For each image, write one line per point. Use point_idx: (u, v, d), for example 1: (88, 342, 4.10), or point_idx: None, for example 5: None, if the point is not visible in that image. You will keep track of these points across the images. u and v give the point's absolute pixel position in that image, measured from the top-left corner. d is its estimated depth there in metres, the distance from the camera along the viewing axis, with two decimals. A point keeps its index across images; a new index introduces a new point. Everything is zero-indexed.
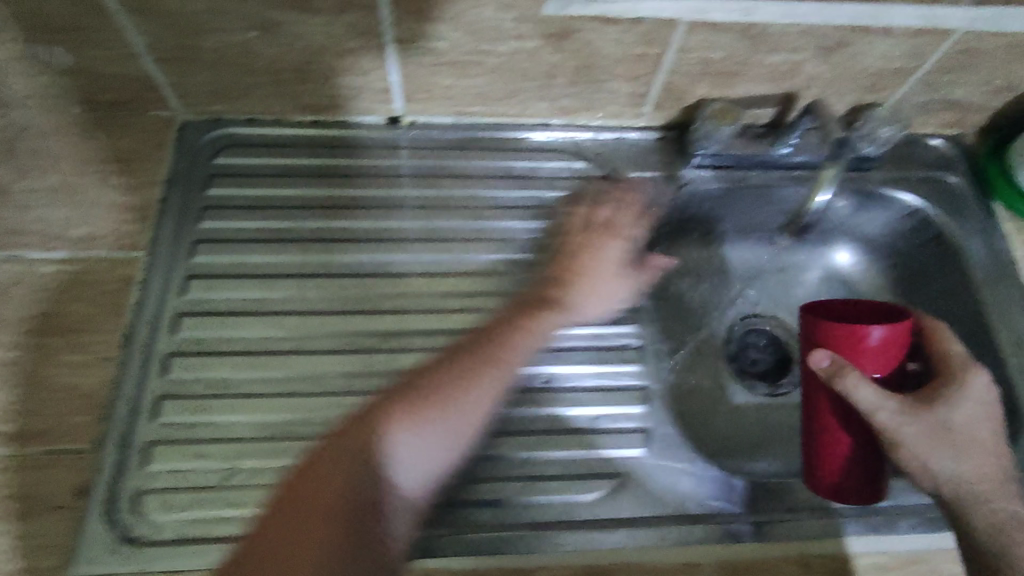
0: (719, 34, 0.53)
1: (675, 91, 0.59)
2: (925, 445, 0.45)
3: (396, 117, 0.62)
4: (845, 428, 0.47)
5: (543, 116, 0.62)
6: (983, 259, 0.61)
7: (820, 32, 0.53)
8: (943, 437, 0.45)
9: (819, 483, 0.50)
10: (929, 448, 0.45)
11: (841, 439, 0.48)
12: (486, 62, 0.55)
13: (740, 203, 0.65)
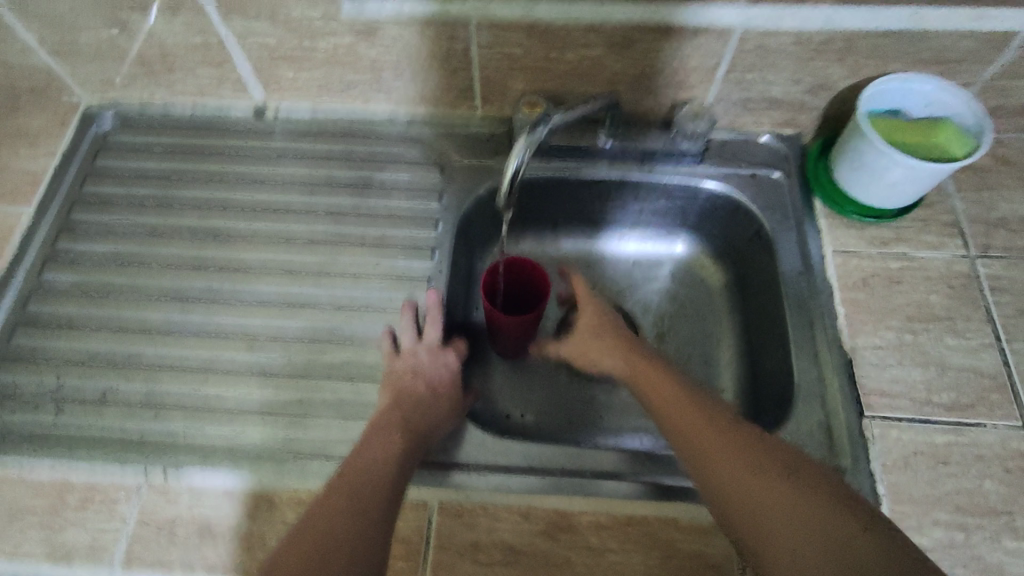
0: (510, 30, 0.58)
1: (491, 87, 0.65)
2: (587, 352, 0.61)
3: (262, 106, 0.71)
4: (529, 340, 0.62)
5: (385, 104, 0.69)
6: (791, 251, 0.62)
7: (575, 30, 0.58)
8: (593, 339, 0.61)
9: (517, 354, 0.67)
10: (592, 350, 0.61)
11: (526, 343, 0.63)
12: (317, 56, 0.63)
13: (572, 195, 0.69)
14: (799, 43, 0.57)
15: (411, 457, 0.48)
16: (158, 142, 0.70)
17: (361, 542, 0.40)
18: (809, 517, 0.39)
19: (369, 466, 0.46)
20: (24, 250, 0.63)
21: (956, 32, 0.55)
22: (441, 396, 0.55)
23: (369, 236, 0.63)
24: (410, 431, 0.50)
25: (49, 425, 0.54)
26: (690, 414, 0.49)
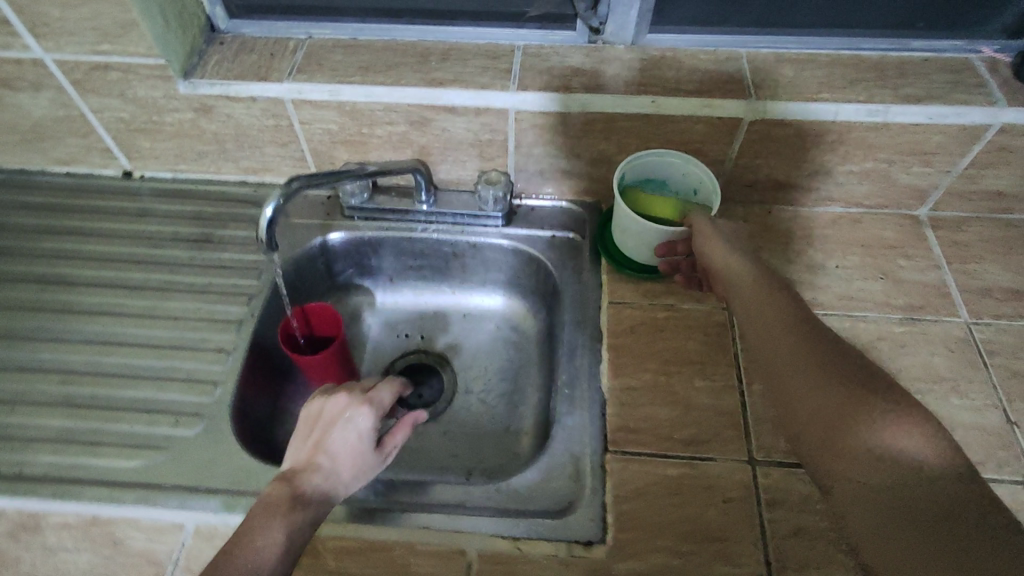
0: (322, 110, 0.68)
1: (321, 157, 0.74)
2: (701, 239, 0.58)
3: (128, 171, 0.79)
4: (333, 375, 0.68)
5: (234, 171, 0.78)
6: (574, 304, 0.69)
7: (378, 111, 0.68)
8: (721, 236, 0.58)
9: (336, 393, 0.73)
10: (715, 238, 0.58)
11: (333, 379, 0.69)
12: (165, 129, 0.72)
13: (396, 252, 0.77)
14: (568, 124, 0.67)
15: (297, 532, 0.45)
16: (28, 201, 0.78)
17: None
18: (837, 408, 0.40)
19: (259, 551, 0.43)
20: None
21: (691, 117, 0.65)
22: (354, 452, 0.52)
23: (198, 284, 0.70)
24: (306, 500, 0.47)
25: None
26: (773, 317, 0.48)
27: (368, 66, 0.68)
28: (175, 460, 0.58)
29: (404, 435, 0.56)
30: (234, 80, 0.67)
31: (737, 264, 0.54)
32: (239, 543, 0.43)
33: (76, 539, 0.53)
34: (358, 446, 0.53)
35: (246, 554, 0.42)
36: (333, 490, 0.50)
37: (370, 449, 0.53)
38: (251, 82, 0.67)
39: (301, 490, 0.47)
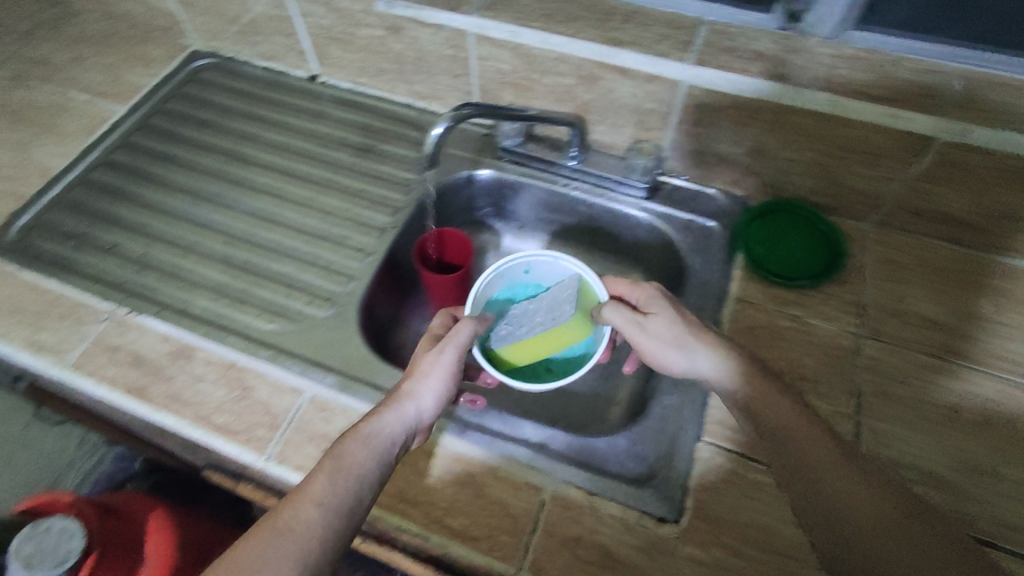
0: (499, 49, 0.71)
1: (486, 95, 0.77)
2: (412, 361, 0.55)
3: (315, 76, 0.87)
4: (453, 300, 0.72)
5: (406, 93, 0.83)
6: (699, 290, 0.68)
7: (551, 60, 0.69)
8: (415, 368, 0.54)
9: None
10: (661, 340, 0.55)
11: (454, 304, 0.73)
12: (357, 42, 0.79)
13: (533, 200, 0.79)
14: (737, 107, 0.65)
15: (355, 476, 0.45)
16: (231, 84, 0.88)
17: (301, 542, 0.40)
18: (880, 510, 0.41)
19: (313, 504, 0.42)
20: (108, 137, 0.82)
21: (876, 125, 0.60)
22: (430, 380, 0.52)
23: (353, 186, 0.77)
24: (359, 446, 0.46)
25: (67, 257, 0.71)
26: (812, 446, 0.45)
27: (552, 14, 0.69)
28: (304, 333, 0.65)
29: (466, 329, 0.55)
30: (427, 6, 0.71)
31: (738, 389, 0.51)
32: (315, 470, 0.44)
33: (214, 375, 0.62)
34: (431, 375, 0.52)
35: (335, 477, 0.44)
36: (402, 420, 0.50)
37: (446, 371, 0.53)
38: (442, 11, 0.70)
39: (359, 441, 0.46)
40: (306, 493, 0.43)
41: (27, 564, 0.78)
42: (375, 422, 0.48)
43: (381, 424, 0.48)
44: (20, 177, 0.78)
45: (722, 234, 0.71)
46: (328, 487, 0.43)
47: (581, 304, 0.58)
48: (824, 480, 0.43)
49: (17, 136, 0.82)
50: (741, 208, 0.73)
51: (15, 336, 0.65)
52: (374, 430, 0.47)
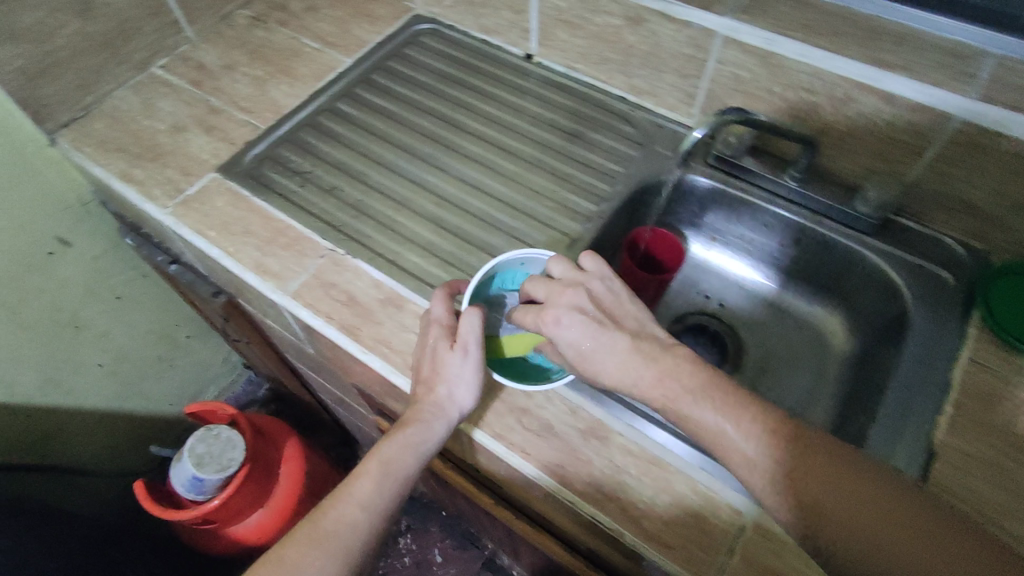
0: (746, 55, 0.68)
1: (712, 100, 0.75)
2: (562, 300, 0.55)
3: (531, 55, 0.89)
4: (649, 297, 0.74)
5: (623, 86, 0.83)
6: (921, 341, 0.63)
7: (802, 73, 0.65)
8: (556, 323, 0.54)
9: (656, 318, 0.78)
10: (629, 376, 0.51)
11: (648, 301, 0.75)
12: (589, 28, 0.79)
13: (738, 215, 0.77)
14: (1016, 156, 0.58)
15: (394, 478, 0.56)
16: (451, 52, 0.92)
17: (350, 526, 0.53)
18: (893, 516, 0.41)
19: (357, 504, 0.54)
20: (334, 83, 0.87)
21: None
22: (430, 368, 0.58)
23: (562, 171, 0.78)
24: (397, 448, 0.57)
25: (293, 191, 0.75)
26: (849, 505, 0.41)
27: (812, 25, 0.65)
28: None
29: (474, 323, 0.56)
30: (679, 2, 0.69)
31: (760, 454, 0.45)
32: (362, 465, 0.57)
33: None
34: (430, 357, 0.58)
35: (382, 474, 0.56)
36: (434, 421, 0.57)
37: (436, 348, 0.58)
38: (695, 8, 0.68)
39: (386, 446, 0.57)
40: (348, 485, 0.56)
41: (197, 463, 0.88)
42: (409, 427, 0.57)
43: (425, 429, 0.57)
44: (257, 109, 0.84)
45: (956, 286, 0.66)
46: (369, 480, 0.56)
47: None
48: (879, 551, 0.40)
49: (256, 72, 0.88)
50: (981, 263, 0.67)
51: (244, 256, 0.70)
52: (416, 437, 0.57)
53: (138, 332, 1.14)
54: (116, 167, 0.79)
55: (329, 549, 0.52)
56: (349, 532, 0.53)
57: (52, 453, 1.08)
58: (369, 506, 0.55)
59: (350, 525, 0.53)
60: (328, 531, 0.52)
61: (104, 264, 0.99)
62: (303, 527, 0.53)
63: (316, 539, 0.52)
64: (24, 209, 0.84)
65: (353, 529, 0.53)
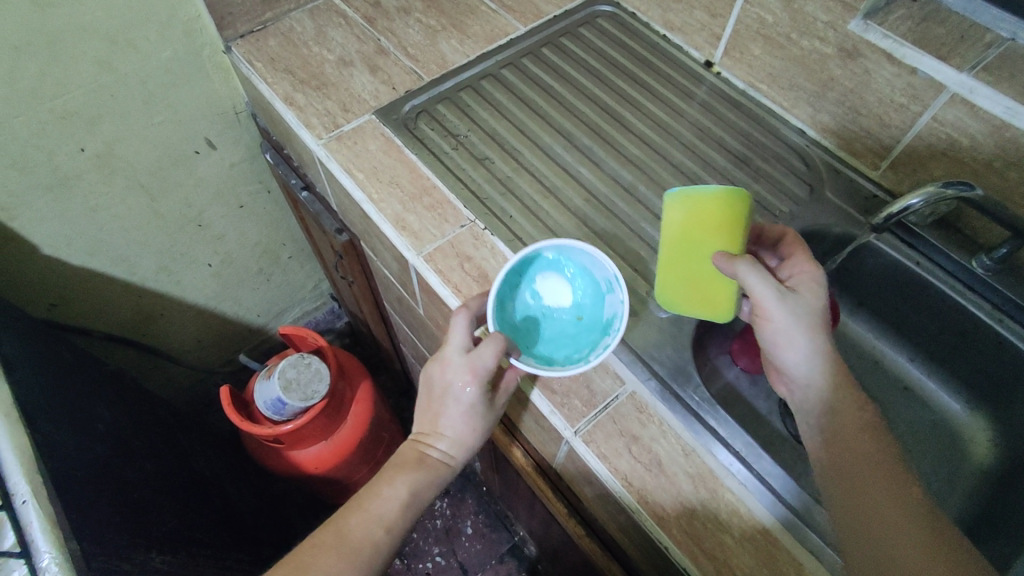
0: (975, 119, 0.60)
1: (909, 157, 0.68)
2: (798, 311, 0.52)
3: (711, 63, 0.84)
4: None
5: (806, 118, 0.77)
6: None
7: None
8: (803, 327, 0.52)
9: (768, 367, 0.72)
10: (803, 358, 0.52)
11: None
12: (791, 50, 0.72)
13: (903, 291, 0.71)
14: None
15: (418, 506, 0.58)
16: (627, 42, 0.87)
17: (365, 545, 0.54)
18: (883, 494, 0.44)
19: (383, 526, 0.55)
20: (503, 48, 0.85)
21: None
22: (457, 423, 0.59)
23: None
24: (422, 483, 0.58)
25: (444, 151, 0.74)
26: (857, 450, 0.47)
27: None
28: (638, 322, 0.63)
29: (514, 376, 0.59)
30: (911, 44, 0.62)
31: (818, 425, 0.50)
32: (380, 484, 0.58)
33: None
34: (454, 411, 0.58)
35: (405, 500, 0.57)
36: (459, 459, 0.60)
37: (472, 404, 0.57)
38: (928, 55, 0.61)
39: (414, 481, 0.58)
40: (366, 502, 0.56)
41: (285, 387, 0.91)
42: (436, 469, 0.59)
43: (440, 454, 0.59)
44: (424, 59, 0.83)
45: None
46: (391, 504, 0.57)
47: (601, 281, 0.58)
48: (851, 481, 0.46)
49: (429, 21, 0.87)
50: None
51: (386, 207, 0.69)
52: (431, 463, 0.59)
53: (248, 243, 1.16)
54: (281, 88, 0.80)
55: (340, 561, 0.52)
56: (366, 550, 0.54)
57: (151, 334, 1.15)
58: (385, 527, 0.55)
59: (365, 542, 0.54)
60: (348, 547, 0.53)
61: (238, 173, 1.02)
62: (327, 541, 0.54)
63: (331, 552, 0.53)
64: (186, 107, 0.87)
65: (366, 545, 0.54)
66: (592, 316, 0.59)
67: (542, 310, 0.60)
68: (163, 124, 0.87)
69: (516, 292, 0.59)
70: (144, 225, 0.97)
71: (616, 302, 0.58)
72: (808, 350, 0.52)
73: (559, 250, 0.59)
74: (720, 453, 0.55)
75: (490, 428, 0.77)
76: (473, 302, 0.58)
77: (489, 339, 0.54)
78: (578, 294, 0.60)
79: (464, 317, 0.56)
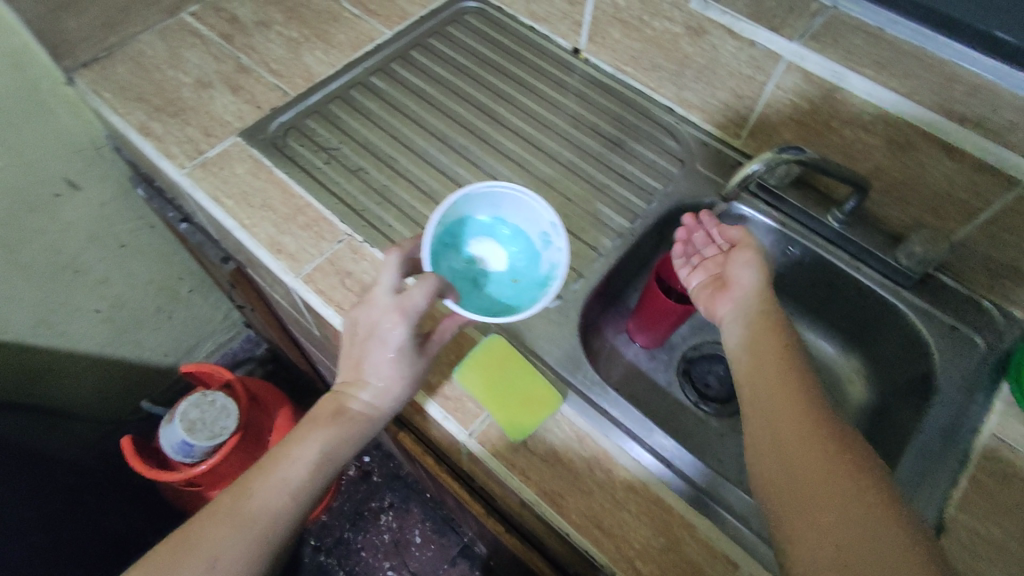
0: (810, 84, 0.64)
1: (763, 125, 0.72)
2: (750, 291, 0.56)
3: (578, 50, 0.85)
4: (661, 323, 0.71)
5: (671, 96, 0.79)
6: (943, 410, 0.60)
7: (864, 113, 0.62)
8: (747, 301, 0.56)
9: (644, 336, 0.75)
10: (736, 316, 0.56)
11: (657, 324, 0.72)
12: (645, 32, 0.74)
13: (774, 251, 0.75)
14: None
15: (331, 468, 0.54)
16: (495, 37, 0.87)
17: (266, 514, 0.50)
18: (788, 404, 0.46)
19: (287, 493, 0.51)
20: (370, 55, 0.83)
21: None
22: (382, 370, 0.54)
23: (595, 181, 0.75)
24: (335, 442, 0.54)
25: (316, 166, 0.72)
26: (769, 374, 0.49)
27: (887, 63, 0.59)
28: (525, 316, 0.64)
29: (450, 327, 0.58)
30: (746, 18, 0.65)
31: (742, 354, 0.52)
32: (288, 444, 0.54)
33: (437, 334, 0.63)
34: (379, 359, 0.54)
35: (313, 460, 0.53)
36: (384, 412, 0.56)
37: (398, 350, 0.54)
38: (763, 27, 0.64)
39: (327, 438, 0.54)
40: (269, 466, 0.52)
41: (189, 428, 0.87)
42: (354, 424, 0.54)
43: (360, 406, 0.55)
44: (288, 74, 0.80)
45: (983, 352, 0.63)
46: (295, 466, 0.52)
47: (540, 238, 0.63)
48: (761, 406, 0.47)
49: (291, 33, 0.84)
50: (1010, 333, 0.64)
51: (259, 231, 0.67)
52: (348, 416, 0.54)
53: (139, 282, 1.10)
54: (135, 118, 0.76)
55: (231, 531, 0.48)
56: (266, 522, 0.50)
57: (40, 392, 1.07)
58: (288, 492, 0.51)
59: (264, 510, 0.50)
60: (241, 514, 0.49)
61: (112, 211, 0.97)
62: (221, 506, 0.50)
63: (221, 518, 0.49)
64: (35, 147, 0.81)
65: (266, 514, 0.50)
66: (527, 276, 0.63)
67: (477, 273, 0.63)
68: (10, 169, 0.80)
69: (453, 256, 0.62)
70: (10, 278, 0.90)
71: (552, 255, 0.62)
72: (734, 319, 0.56)
73: (496, 217, 0.64)
74: (612, 435, 0.57)
75: (402, 439, 0.77)
76: (407, 244, 0.58)
77: (420, 280, 0.53)
78: (512, 258, 0.64)
79: (397, 254, 0.55)
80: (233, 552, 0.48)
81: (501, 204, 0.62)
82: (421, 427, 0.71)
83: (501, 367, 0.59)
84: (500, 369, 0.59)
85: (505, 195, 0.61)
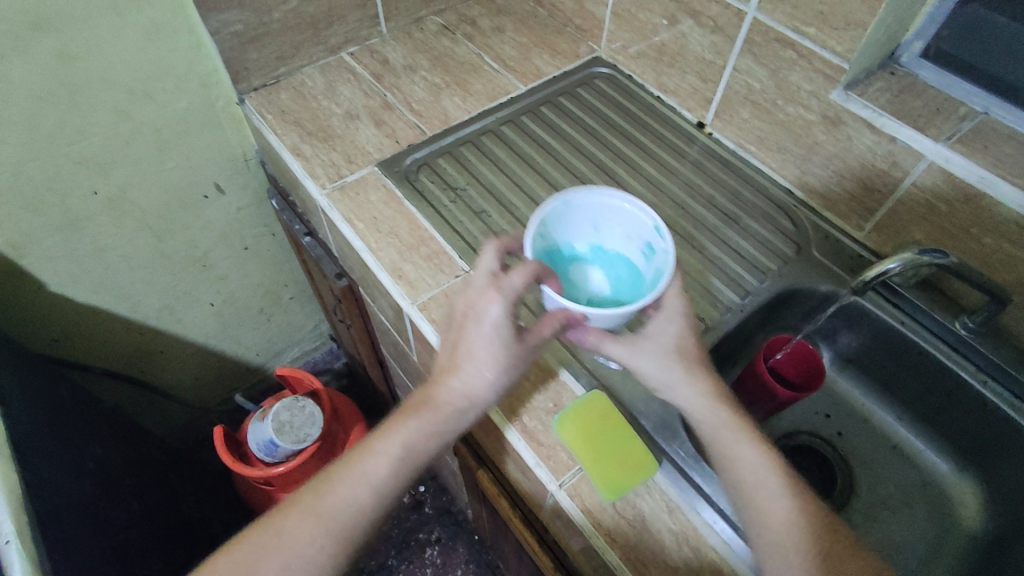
0: (953, 187, 0.62)
1: (892, 220, 0.70)
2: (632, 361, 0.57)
3: (703, 124, 0.87)
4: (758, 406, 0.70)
5: (794, 180, 0.79)
6: None
7: (1010, 224, 0.59)
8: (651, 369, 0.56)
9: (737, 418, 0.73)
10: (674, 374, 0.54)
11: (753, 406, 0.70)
12: (777, 115, 0.75)
13: (889, 350, 0.72)
14: None
15: (414, 462, 0.55)
16: (622, 103, 0.91)
17: (344, 508, 0.52)
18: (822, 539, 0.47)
19: (368, 487, 0.53)
20: (503, 107, 0.88)
21: None
22: (478, 354, 0.54)
23: (707, 253, 0.75)
24: (419, 435, 0.54)
25: (441, 203, 0.77)
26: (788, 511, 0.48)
27: None
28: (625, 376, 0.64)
29: (557, 321, 0.55)
30: (888, 114, 0.65)
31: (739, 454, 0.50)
32: (369, 440, 0.55)
33: (534, 377, 0.64)
34: (476, 339, 0.54)
35: (387, 459, 0.54)
36: (478, 400, 0.55)
37: (494, 330, 0.53)
38: (904, 124, 0.64)
39: (412, 429, 0.54)
40: (350, 459, 0.55)
41: (277, 429, 0.92)
42: (444, 408, 0.54)
43: (448, 396, 0.55)
44: (427, 116, 0.86)
45: None
46: (371, 463, 0.54)
47: (644, 248, 0.64)
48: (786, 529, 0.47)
49: (434, 79, 0.91)
50: None
51: (383, 255, 0.72)
52: (436, 405, 0.55)
53: (251, 284, 1.18)
54: (289, 139, 0.83)
55: (305, 526, 0.51)
56: (344, 517, 0.52)
57: (150, 371, 1.16)
58: (366, 490, 0.53)
59: (341, 506, 0.52)
60: (318, 507, 0.52)
61: (245, 217, 1.05)
62: (304, 497, 0.53)
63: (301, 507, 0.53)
64: (197, 153, 0.91)
65: (344, 508, 0.52)
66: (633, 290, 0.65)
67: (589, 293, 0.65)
68: (174, 170, 0.90)
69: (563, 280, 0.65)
70: (151, 266, 0.99)
71: (655, 260, 0.62)
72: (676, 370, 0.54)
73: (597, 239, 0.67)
74: (702, 511, 0.55)
75: (478, 477, 0.78)
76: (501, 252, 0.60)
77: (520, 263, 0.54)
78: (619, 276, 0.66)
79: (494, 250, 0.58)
80: (309, 543, 0.51)
81: (599, 224, 0.65)
82: (503, 469, 0.71)
83: (600, 425, 0.59)
84: (597, 425, 0.59)
85: (600, 208, 0.63)
